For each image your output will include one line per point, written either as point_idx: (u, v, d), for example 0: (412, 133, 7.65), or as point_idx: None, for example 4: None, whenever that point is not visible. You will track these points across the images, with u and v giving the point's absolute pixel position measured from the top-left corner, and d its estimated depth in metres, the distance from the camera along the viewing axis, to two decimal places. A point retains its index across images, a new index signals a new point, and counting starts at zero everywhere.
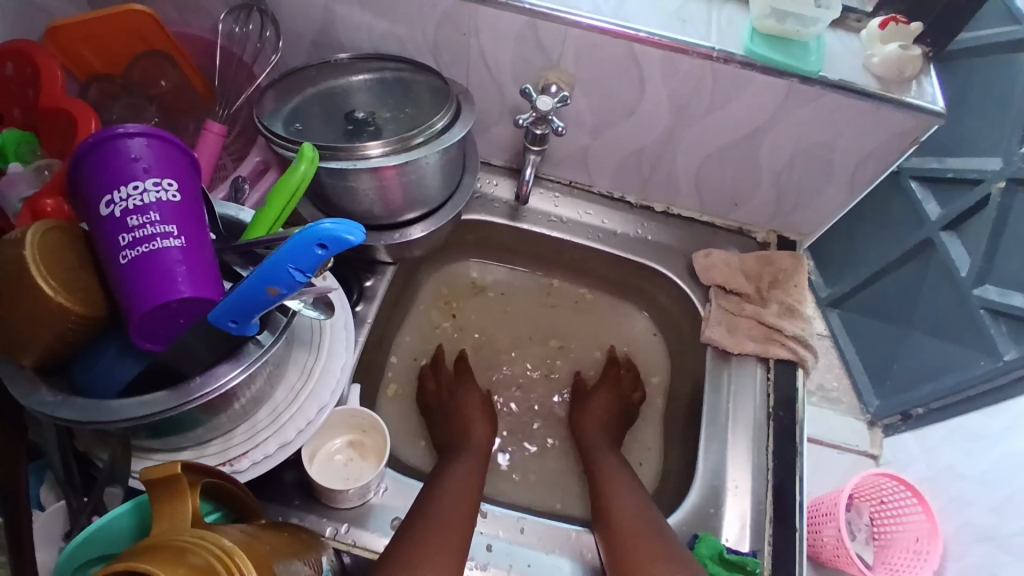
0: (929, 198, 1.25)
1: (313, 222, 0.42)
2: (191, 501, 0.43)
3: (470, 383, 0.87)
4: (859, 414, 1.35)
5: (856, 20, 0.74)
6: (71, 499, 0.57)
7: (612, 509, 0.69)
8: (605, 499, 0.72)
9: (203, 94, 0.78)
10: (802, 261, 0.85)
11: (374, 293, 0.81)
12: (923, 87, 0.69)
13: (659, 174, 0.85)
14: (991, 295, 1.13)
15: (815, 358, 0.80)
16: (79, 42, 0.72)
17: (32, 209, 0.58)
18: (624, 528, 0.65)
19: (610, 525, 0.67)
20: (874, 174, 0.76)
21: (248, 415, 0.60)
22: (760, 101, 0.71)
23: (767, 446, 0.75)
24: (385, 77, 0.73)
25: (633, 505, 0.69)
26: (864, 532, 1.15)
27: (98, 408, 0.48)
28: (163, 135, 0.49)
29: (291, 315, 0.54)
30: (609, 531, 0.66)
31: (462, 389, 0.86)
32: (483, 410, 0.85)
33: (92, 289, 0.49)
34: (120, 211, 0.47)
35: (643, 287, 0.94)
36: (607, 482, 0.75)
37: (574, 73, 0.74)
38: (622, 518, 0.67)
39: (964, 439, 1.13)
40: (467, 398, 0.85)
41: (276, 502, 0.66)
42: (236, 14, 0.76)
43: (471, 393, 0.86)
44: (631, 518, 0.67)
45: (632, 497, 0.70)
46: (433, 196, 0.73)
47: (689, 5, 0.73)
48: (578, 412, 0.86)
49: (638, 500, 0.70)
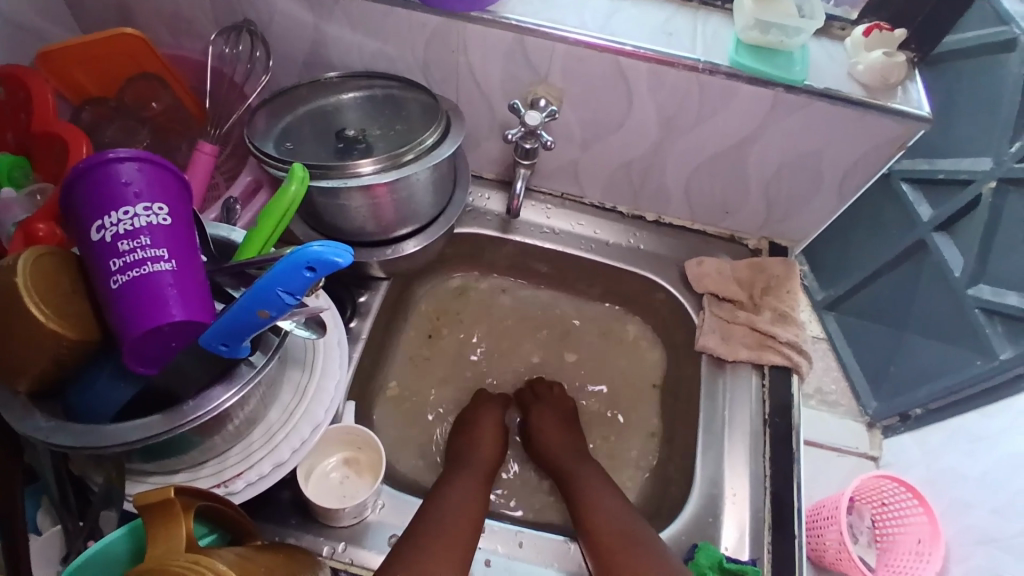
0: (920, 201, 1.26)
1: (303, 245, 0.42)
2: (185, 526, 0.43)
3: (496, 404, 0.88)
4: (857, 417, 1.35)
5: (841, 28, 0.75)
6: (67, 522, 0.57)
7: (592, 520, 0.69)
8: (584, 504, 0.72)
9: (194, 116, 0.79)
10: (794, 266, 0.85)
11: (368, 308, 0.81)
12: (909, 93, 0.70)
13: (649, 185, 0.86)
14: (985, 295, 1.13)
15: (811, 364, 0.81)
16: (71, 66, 0.73)
17: (25, 234, 0.59)
18: (606, 530, 0.67)
19: (593, 537, 0.67)
20: (863, 180, 0.77)
21: (242, 435, 0.60)
22: (746, 111, 0.72)
23: (765, 454, 0.75)
24: (375, 95, 0.73)
25: (615, 510, 0.70)
26: (867, 535, 1.15)
27: (89, 433, 0.48)
28: (153, 158, 0.50)
29: (283, 335, 0.54)
30: (589, 541, 0.67)
31: (487, 405, 0.87)
32: (488, 420, 0.85)
33: (84, 314, 0.49)
34: (111, 236, 0.47)
35: (637, 297, 0.93)
36: (584, 484, 0.75)
37: (563, 87, 0.74)
38: (601, 532, 0.67)
39: (963, 440, 1.13)
40: (485, 413, 0.86)
41: (274, 522, 0.66)
42: (227, 35, 0.77)
43: (486, 411, 0.86)
44: (608, 526, 0.68)
45: (616, 502, 0.71)
46: (425, 212, 0.73)
47: (675, 19, 0.74)
48: (566, 429, 0.85)
49: (622, 503, 0.71)
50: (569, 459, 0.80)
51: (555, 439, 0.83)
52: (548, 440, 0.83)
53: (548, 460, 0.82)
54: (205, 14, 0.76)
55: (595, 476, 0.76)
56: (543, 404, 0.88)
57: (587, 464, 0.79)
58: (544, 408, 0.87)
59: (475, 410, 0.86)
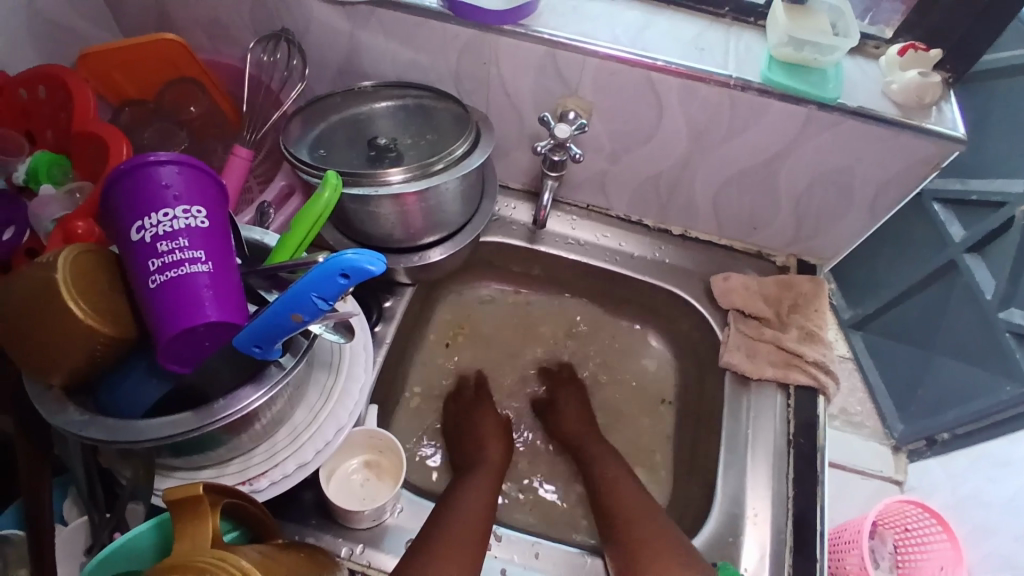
0: (952, 220, 1.24)
1: (337, 252, 0.43)
2: (211, 522, 0.44)
3: (489, 407, 0.88)
4: (883, 440, 1.32)
5: (875, 47, 0.74)
6: (94, 514, 0.59)
7: (629, 530, 0.69)
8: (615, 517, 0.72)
9: (230, 121, 0.81)
10: (822, 285, 0.85)
11: (392, 313, 0.82)
12: (943, 113, 0.69)
13: (676, 198, 0.86)
14: (1016, 319, 1.10)
15: (837, 385, 0.80)
16: (114, 69, 0.75)
17: (63, 232, 0.60)
18: (634, 521, 0.69)
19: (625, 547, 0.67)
20: (896, 200, 0.76)
21: (267, 435, 0.61)
22: (778, 127, 0.72)
23: (788, 474, 0.74)
24: (407, 104, 0.74)
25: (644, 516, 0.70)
26: (888, 560, 1.11)
27: (123, 429, 0.49)
28: (193, 163, 0.51)
29: (312, 338, 0.55)
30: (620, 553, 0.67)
31: (482, 409, 0.87)
32: (488, 425, 0.85)
33: (121, 312, 0.50)
34: (150, 236, 0.48)
35: (660, 311, 0.93)
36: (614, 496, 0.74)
37: (593, 100, 0.75)
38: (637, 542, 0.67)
39: (991, 466, 1.10)
40: (487, 417, 0.86)
41: (293, 522, 0.67)
42: (265, 44, 0.79)
43: (489, 415, 0.86)
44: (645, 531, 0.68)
45: (629, 500, 0.73)
46: (453, 220, 0.74)
47: (706, 34, 0.74)
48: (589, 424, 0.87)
49: (640, 510, 0.71)
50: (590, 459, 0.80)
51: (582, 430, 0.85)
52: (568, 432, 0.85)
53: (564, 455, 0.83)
54: (244, 23, 0.78)
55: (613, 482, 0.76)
56: (572, 399, 0.90)
57: (619, 466, 0.79)
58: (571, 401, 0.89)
59: (472, 415, 0.86)
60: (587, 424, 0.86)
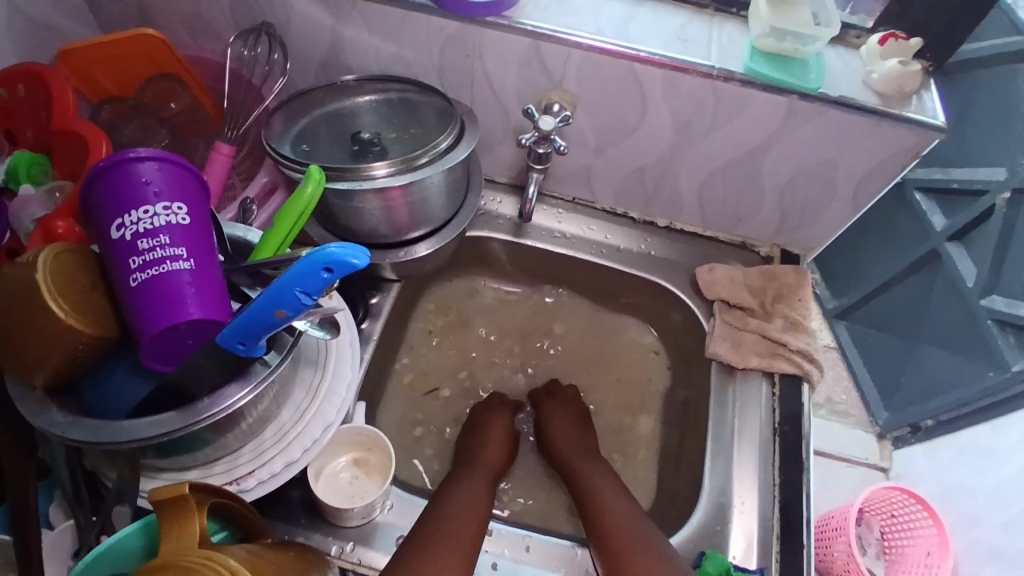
0: (934, 209, 1.25)
1: (320, 246, 0.42)
2: (198, 521, 0.44)
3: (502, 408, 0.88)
4: (868, 427, 1.33)
5: (856, 36, 0.75)
6: (80, 517, 0.58)
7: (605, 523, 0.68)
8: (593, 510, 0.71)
9: (212, 117, 0.80)
10: (806, 274, 0.85)
11: (379, 310, 0.81)
12: (924, 102, 0.69)
13: (662, 191, 0.86)
14: (998, 306, 1.12)
15: (821, 372, 0.80)
16: (94, 66, 0.74)
17: (44, 229, 0.59)
18: (615, 513, 0.69)
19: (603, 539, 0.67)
20: (877, 189, 0.77)
21: (254, 434, 0.61)
22: (761, 119, 0.72)
23: (774, 462, 0.74)
24: (390, 98, 0.74)
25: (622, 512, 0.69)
26: (875, 547, 1.13)
27: (107, 429, 0.49)
28: (174, 158, 0.50)
29: (297, 335, 0.54)
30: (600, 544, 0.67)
31: (492, 409, 0.87)
32: (497, 427, 0.84)
33: (102, 311, 0.50)
34: (131, 234, 0.48)
35: (647, 303, 0.93)
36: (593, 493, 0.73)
37: (577, 93, 0.75)
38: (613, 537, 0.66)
39: (974, 453, 1.12)
40: (495, 417, 0.86)
41: (281, 521, 0.66)
42: (245, 38, 0.78)
43: (495, 416, 0.86)
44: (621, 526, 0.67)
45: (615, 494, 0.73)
46: (438, 215, 0.73)
47: (690, 26, 0.74)
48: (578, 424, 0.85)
49: (629, 503, 0.71)
50: (575, 454, 0.81)
51: (566, 433, 0.84)
52: (560, 430, 0.84)
53: (555, 453, 0.83)
54: (225, 17, 0.77)
55: (601, 475, 0.77)
56: (559, 399, 0.89)
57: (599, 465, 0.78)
58: (559, 405, 0.87)
59: (484, 414, 0.86)
60: (583, 421, 0.86)
